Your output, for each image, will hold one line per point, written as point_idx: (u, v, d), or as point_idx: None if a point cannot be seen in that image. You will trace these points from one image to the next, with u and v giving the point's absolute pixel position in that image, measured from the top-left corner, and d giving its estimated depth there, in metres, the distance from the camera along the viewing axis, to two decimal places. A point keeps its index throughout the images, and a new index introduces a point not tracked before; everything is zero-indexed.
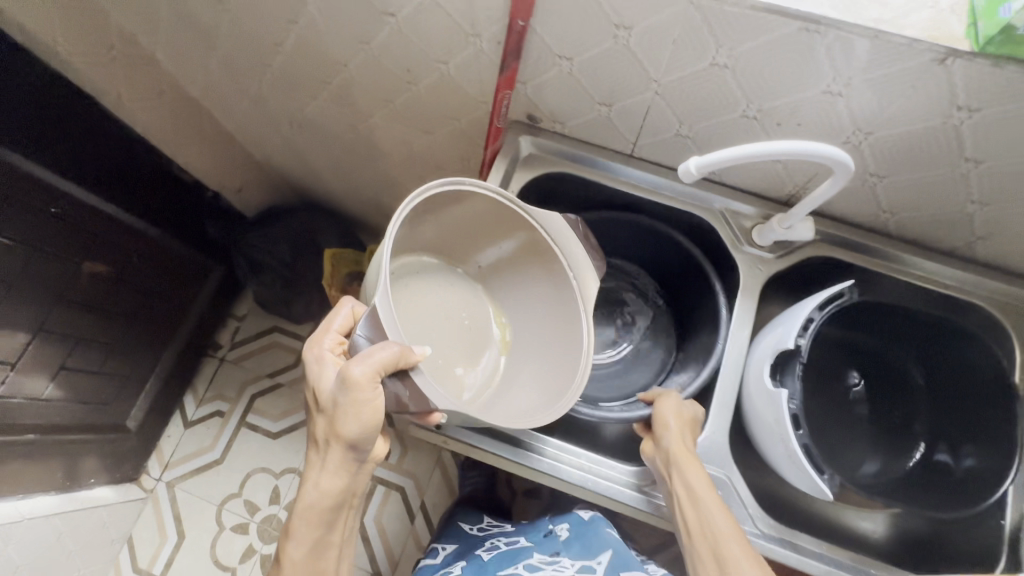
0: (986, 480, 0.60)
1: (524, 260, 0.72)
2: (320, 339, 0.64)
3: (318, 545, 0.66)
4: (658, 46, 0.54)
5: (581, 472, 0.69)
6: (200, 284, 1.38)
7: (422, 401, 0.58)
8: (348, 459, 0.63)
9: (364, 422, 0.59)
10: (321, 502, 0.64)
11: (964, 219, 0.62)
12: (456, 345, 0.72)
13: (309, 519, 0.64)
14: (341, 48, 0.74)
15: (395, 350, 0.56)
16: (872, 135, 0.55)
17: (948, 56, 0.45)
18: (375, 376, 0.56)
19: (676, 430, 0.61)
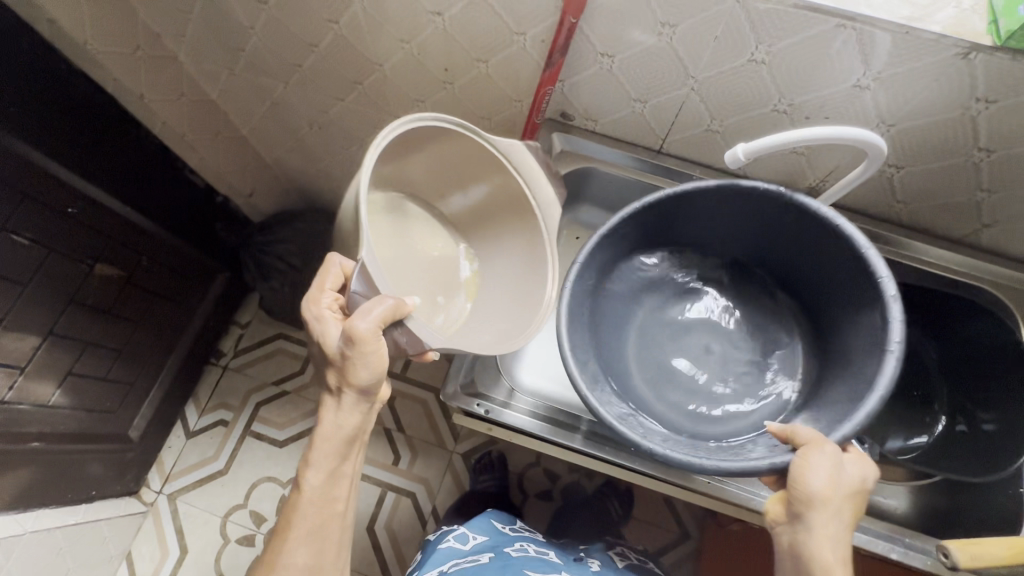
0: (1010, 441, 0.67)
1: (499, 204, 0.74)
2: (317, 298, 0.63)
3: (334, 474, 0.66)
4: (699, 43, 0.58)
5: (623, 456, 0.71)
6: (206, 289, 1.36)
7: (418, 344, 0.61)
8: (363, 403, 0.65)
9: (373, 371, 0.61)
10: (338, 428, 0.65)
11: (974, 207, 0.67)
12: (428, 277, 0.72)
13: (328, 449, 0.65)
14: (380, 47, 0.76)
15: (390, 304, 0.57)
16: (895, 127, 0.60)
17: (970, 51, 0.50)
18: (376, 330, 0.57)
19: (823, 513, 0.48)
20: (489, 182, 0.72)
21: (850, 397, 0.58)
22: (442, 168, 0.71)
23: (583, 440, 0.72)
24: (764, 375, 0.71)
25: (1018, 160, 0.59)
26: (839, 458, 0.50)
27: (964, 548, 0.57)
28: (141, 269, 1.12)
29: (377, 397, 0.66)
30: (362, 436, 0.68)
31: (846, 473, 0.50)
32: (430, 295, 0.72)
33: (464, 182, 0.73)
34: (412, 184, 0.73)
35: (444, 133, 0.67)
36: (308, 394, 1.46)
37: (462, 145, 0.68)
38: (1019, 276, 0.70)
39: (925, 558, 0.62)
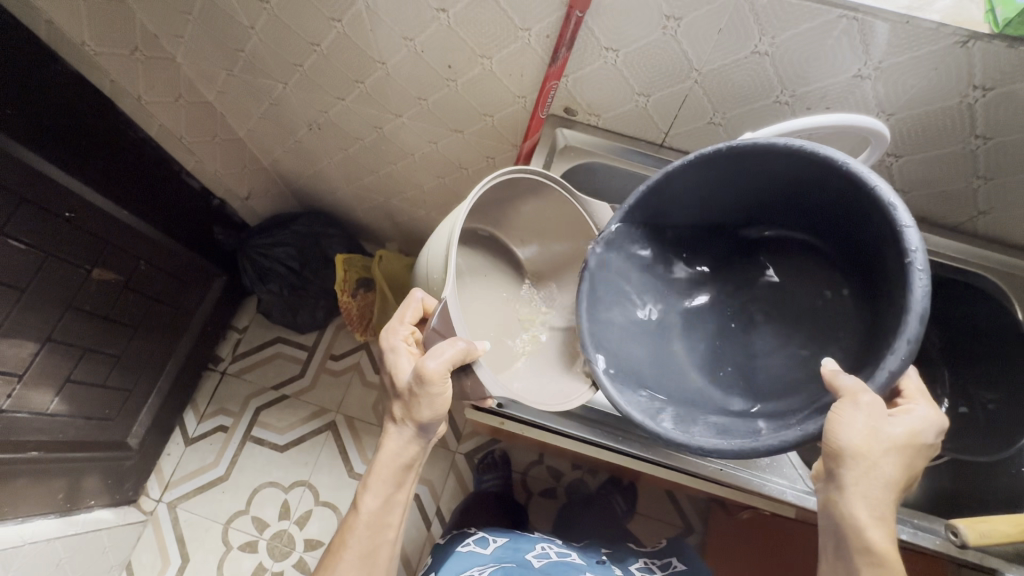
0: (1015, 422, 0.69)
1: (572, 248, 0.76)
2: (394, 330, 0.67)
3: (388, 501, 0.68)
4: (704, 35, 0.59)
5: (642, 444, 0.70)
6: (204, 293, 1.35)
7: (482, 390, 0.63)
8: (422, 438, 0.67)
9: (439, 410, 0.63)
10: (394, 463, 0.67)
11: (970, 195, 0.68)
12: (501, 328, 0.76)
13: (385, 474, 0.67)
14: (383, 46, 0.76)
15: (461, 347, 0.60)
16: (894, 116, 0.61)
17: (969, 39, 0.52)
18: (446, 373, 0.60)
19: (857, 465, 0.48)
20: (562, 228, 0.75)
21: (886, 336, 0.51)
22: (526, 212, 0.76)
23: (601, 434, 0.70)
24: (811, 337, 0.64)
25: (1012, 148, 0.61)
26: (878, 417, 0.48)
27: (972, 526, 0.58)
28: (138, 273, 1.11)
29: (435, 433, 0.68)
30: (417, 465, 0.70)
31: (881, 426, 0.48)
32: (501, 344, 0.75)
33: (547, 234, 0.77)
34: (498, 221, 0.79)
35: (531, 183, 0.70)
36: (310, 397, 1.45)
37: (540, 189, 0.71)
38: (1016, 261, 0.72)
39: (934, 538, 0.62)
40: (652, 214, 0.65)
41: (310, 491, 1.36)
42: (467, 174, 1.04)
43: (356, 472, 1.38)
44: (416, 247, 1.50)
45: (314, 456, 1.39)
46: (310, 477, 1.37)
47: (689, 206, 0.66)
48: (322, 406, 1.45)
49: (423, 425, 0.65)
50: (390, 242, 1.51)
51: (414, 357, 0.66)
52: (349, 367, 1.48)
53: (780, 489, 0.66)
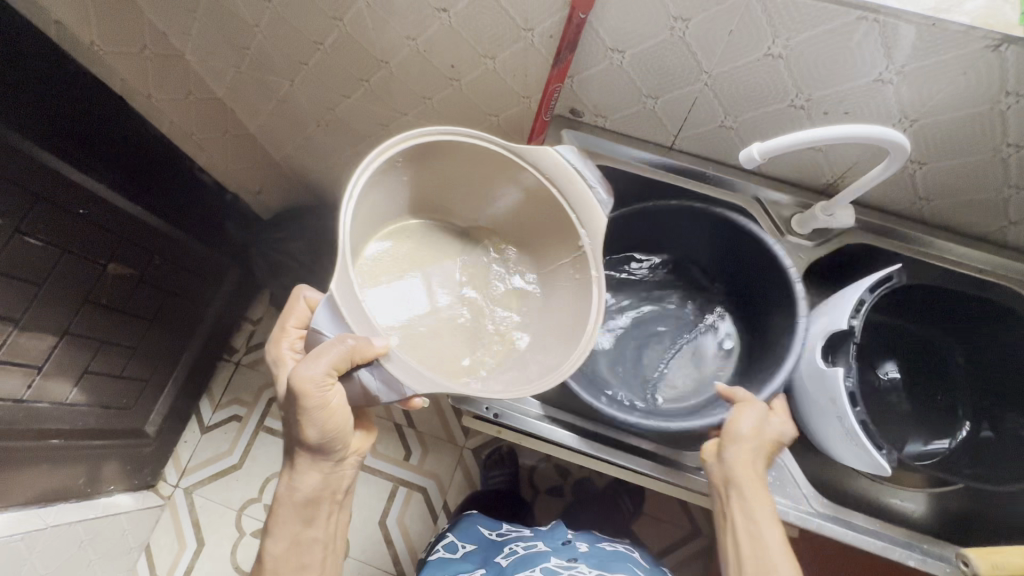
0: None
1: (535, 215, 0.68)
2: (280, 340, 0.70)
3: (299, 539, 0.69)
4: (715, 37, 0.56)
5: (627, 454, 0.69)
6: (218, 285, 1.37)
7: (394, 387, 0.57)
8: (320, 460, 0.68)
9: (328, 421, 0.62)
10: (307, 506, 0.69)
11: (1000, 204, 0.65)
12: (443, 323, 0.65)
13: (289, 512, 0.68)
14: (384, 44, 0.75)
15: (347, 345, 0.54)
16: (917, 122, 0.58)
17: (1002, 43, 0.48)
18: (331, 375, 0.56)
19: (744, 450, 0.60)
20: (526, 200, 0.66)
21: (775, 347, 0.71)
22: (467, 183, 0.66)
23: (597, 446, 0.70)
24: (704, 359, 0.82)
25: None
26: (763, 414, 0.61)
27: (985, 556, 0.56)
28: (154, 267, 1.13)
29: (335, 454, 0.68)
30: (328, 492, 0.70)
31: (764, 424, 0.61)
32: (448, 342, 0.64)
33: (512, 203, 0.68)
34: (450, 207, 0.69)
35: (492, 158, 0.63)
36: None
37: (485, 157, 0.63)
38: None
39: (944, 565, 0.60)
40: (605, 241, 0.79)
41: None
42: None
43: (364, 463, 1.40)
44: None
45: None
46: None
47: (624, 234, 0.80)
48: None
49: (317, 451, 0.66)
50: None
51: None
52: None
53: (784, 509, 0.62)
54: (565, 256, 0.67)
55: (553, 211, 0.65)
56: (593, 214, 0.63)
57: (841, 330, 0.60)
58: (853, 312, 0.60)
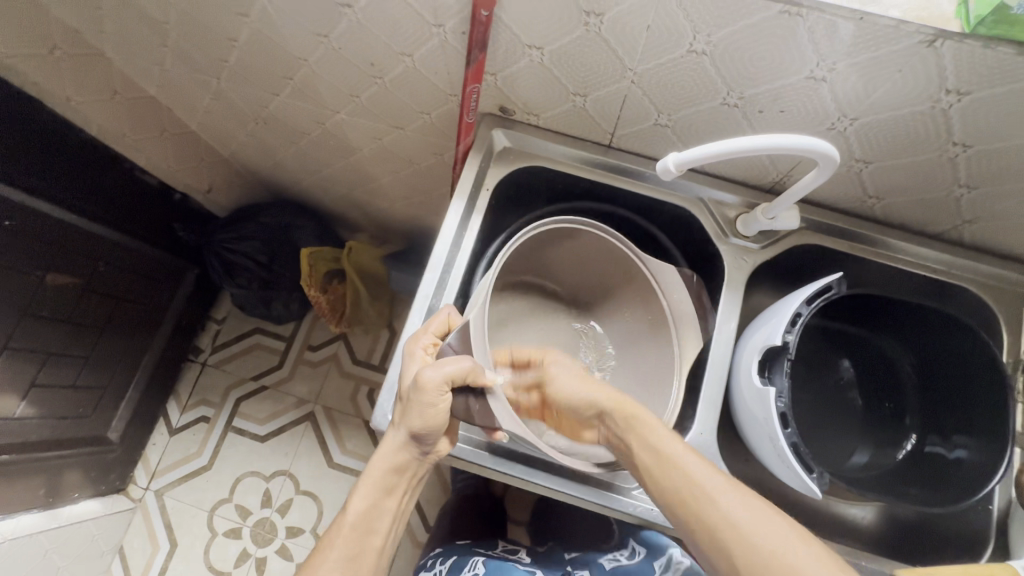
0: (977, 475, 0.57)
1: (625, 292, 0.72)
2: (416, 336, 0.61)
3: (377, 506, 0.62)
4: (632, 33, 0.51)
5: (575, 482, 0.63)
6: (174, 287, 1.33)
7: (488, 418, 0.57)
8: (412, 447, 0.61)
9: (430, 423, 0.57)
10: (402, 472, 0.62)
11: (952, 202, 0.61)
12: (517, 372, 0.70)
13: (373, 473, 0.62)
14: (297, 41, 0.70)
15: (465, 366, 0.55)
16: (857, 121, 0.53)
17: (937, 38, 0.43)
18: (447, 385, 0.55)
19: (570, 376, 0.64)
20: (622, 278, 0.71)
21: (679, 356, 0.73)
22: (575, 259, 0.72)
23: (523, 469, 0.63)
24: None
25: (997, 156, 0.52)
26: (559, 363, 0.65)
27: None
28: (100, 273, 1.09)
29: (431, 447, 0.61)
30: (410, 472, 0.63)
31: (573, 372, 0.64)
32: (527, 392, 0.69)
33: (597, 271, 0.73)
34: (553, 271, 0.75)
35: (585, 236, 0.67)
36: (288, 388, 1.46)
37: (598, 241, 0.67)
38: (1005, 276, 0.66)
39: None
40: (506, 203, 0.76)
41: (291, 481, 1.39)
42: (417, 168, 0.97)
43: (335, 461, 1.40)
44: (389, 234, 1.46)
45: (294, 446, 1.41)
46: (290, 466, 1.40)
47: (521, 201, 0.77)
48: (302, 397, 1.46)
49: (418, 435, 0.59)
50: (363, 229, 1.47)
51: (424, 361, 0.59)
52: (326, 358, 1.49)
53: None
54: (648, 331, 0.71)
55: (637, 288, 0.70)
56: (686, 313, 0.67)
57: (775, 345, 0.57)
58: (788, 326, 0.57)
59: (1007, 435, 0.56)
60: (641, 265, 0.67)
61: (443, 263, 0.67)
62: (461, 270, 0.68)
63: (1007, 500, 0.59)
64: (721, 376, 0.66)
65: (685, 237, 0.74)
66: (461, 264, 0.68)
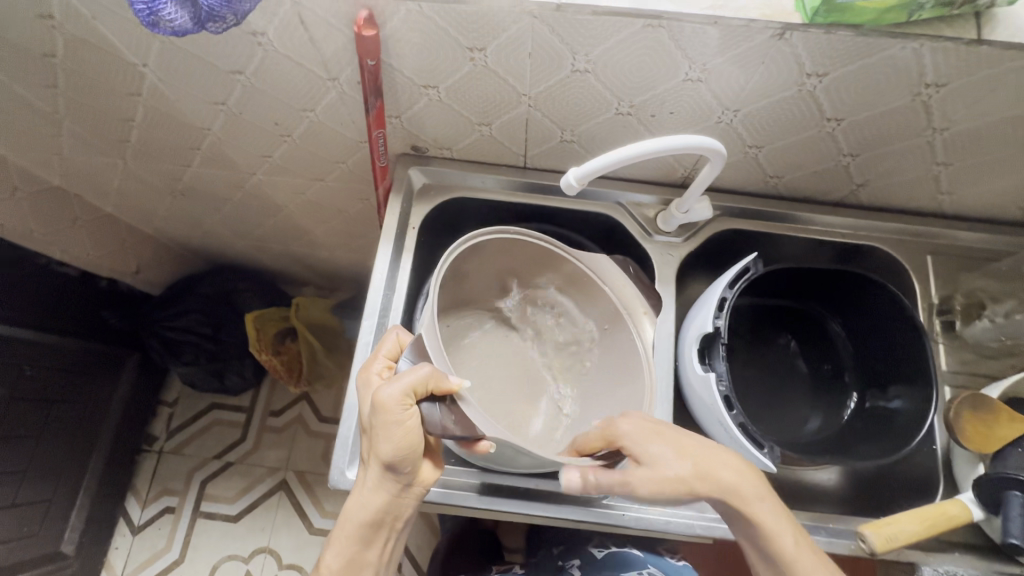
0: (912, 421, 0.61)
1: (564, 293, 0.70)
2: (368, 365, 0.58)
3: (356, 558, 0.58)
4: (516, 60, 0.53)
5: (542, 504, 0.62)
6: (114, 378, 1.25)
7: (471, 427, 0.52)
8: (389, 482, 0.55)
9: (401, 450, 0.52)
10: (387, 513, 0.57)
11: (843, 171, 0.65)
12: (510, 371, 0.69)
13: (344, 527, 0.57)
14: (196, 112, 0.69)
15: (423, 372, 0.51)
16: (740, 112, 0.56)
17: (784, 30, 0.46)
18: (409, 399, 0.51)
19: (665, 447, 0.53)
20: (559, 277, 0.69)
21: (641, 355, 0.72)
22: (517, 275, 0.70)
23: (491, 499, 0.62)
24: None
25: (867, 126, 0.57)
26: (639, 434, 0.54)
27: (878, 530, 0.55)
28: (26, 380, 1.02)
29: (409, 477, 0.56)
30: (392, 513, 0.57)
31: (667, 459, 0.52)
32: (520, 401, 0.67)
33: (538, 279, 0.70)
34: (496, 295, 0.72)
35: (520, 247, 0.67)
36: (256, 460, 1.40)
37: (529, 249, 0.68)
38: (906, 228, 0.71)
39: (849, 543, 0.59)
40: (439, 234, 0.76)
41: (272, 556, 1.32)
42: (348, 216, 0.97)
43: (315, 526, 1.34)
44: (335, 283, 1.42)
45: (270, 519, 1.35)
46: (269, 541, 1.33)
47: (453, 230, 0.78)
48: (271, 466, 1.40)
49: (393, 466, 0.53)
50: (309, 283, 1.43)
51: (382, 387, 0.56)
52: (290, 421, 1.43)
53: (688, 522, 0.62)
54: (595, 316, 0.69)
55: (566, 277, 0.69)
56: (630, 293, 0.67)
57: (708, 332, 0.59)
58: (717, 313, 0.59)
59: (930, 377, 0.60)
60: (570, 259, 0.67)
61: (380, 309, 0.67)
62: (400, 311, 0.67)
63: (947, 438, 0.63)
64: (669, 371, 0.66)
65: (615, 242, 0.76)
66: (399, 307, 0.68)
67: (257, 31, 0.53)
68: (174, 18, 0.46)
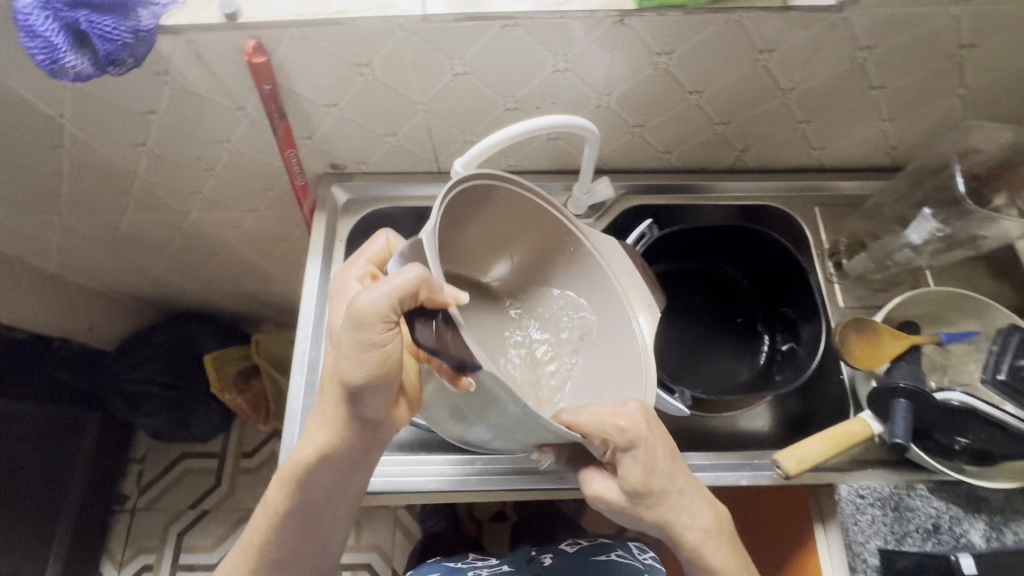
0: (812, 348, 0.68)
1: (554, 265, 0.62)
2: (347, 267, 0.57)
3: (306, 498, 0.54)
4: (400, 70, 0.58)
5: (486, 478, 0.65)
6: (79, 440, 1.24)
7: (465, 354, 0.45)
8: (353, 409, 0.50)
9: (373, 366, 0.46)
10: (342, 460, 0.52)
11: (722, 138, 0.72)
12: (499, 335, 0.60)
13: (299, 460, 0.53)
14: (121, 157, 0.73)
15: (412, 275, 0.43)
16: (613, 95, 0.63)
17: (622, 16, 0.53)
18: (391, 308, 0.43)
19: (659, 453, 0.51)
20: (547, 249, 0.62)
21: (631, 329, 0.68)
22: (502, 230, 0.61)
23: (438, 480, 0.65)
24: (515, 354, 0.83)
25: (725, 95, 0.64)
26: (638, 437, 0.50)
27: (790, 455, 0.59)
28: None
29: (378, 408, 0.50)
30: (353, 448, 0.52)
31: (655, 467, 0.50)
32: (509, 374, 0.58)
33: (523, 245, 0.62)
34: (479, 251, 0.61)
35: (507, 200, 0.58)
36: (232, 504, 1.39)
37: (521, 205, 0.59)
38: (793, 184, 0.78)
39: (770, 474, 0.64)
40: None
41: None
42: (289, 243, 1.00)
43: None
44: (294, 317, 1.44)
45: None
46: None
47: None
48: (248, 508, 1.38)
49: (355, 396, 0.48)
50: (268, 320, 1.44)
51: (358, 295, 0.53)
52: (263, 461, 1.42)
53: None
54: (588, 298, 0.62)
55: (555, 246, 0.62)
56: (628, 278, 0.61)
57: None
58: None
59: (815, 304, 0.69)
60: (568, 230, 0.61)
61: (315, 318, 0.70)
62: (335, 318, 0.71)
63: None
64: None
65: None
66: None
67: (160, 71, 0.58)
68: (75, 64, 0.50)
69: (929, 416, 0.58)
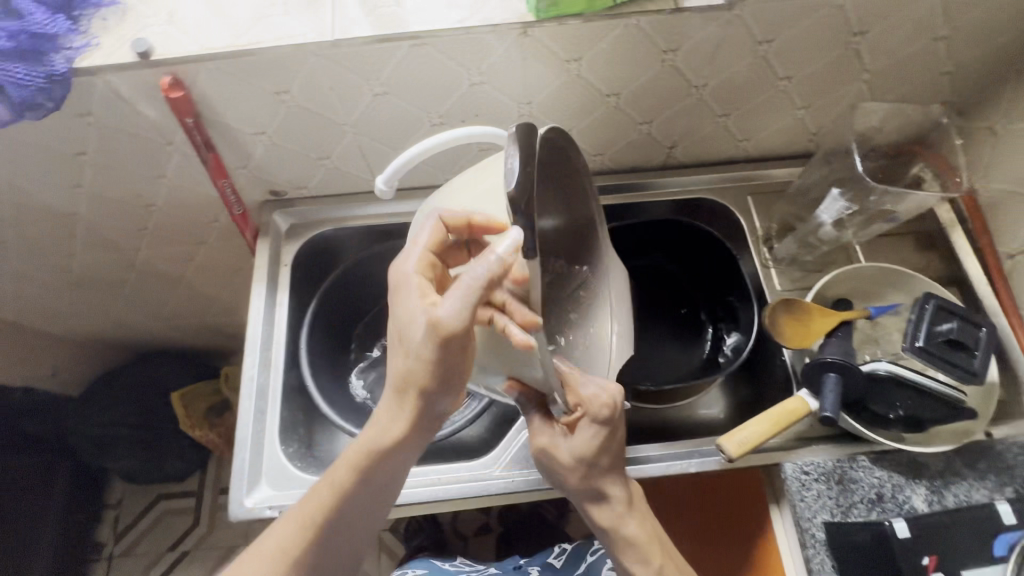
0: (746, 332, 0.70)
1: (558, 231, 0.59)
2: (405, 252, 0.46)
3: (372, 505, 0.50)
4: (321, 94, 0.60)
5: (433, 487, 0.65)
6: (47, 490, 1.21)
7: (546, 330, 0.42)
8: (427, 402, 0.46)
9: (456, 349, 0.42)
10: (395, 473, 0.49)
11: (649, 137, 0.74)
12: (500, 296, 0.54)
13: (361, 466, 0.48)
14: (57, 200, 0.73)
15: (507, 251, 0.39)
16: (533, 103, 0.65)
17: (525, 27, 0.55)
18: (485, 287, 0.40)
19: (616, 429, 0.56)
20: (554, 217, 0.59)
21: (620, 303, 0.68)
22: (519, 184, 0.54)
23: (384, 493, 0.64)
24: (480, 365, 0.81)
25: (641, 95, 0.66)
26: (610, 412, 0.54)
27: (730, 438, 0.60)
28: None
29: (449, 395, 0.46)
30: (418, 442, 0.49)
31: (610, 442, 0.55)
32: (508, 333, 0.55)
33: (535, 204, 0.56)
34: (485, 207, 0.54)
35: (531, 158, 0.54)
36: (211, 542, 1.36)
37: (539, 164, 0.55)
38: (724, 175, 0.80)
39: (716, 458, 0.65)
40: (317, 269, 0.81)
41: None
42: (245, 272, 1.00)
43: None
44: None
45: None
46: None
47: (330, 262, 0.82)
48: (229, 545, 1.36)
49: (429, 400, 0.46)
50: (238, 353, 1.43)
51: (426, 298, 0.44)
52: None
53: None
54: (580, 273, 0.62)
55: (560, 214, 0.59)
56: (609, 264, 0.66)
57: None
58: None
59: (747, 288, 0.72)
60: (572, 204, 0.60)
61: (261, 343, 0.71)
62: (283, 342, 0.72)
63: None
64: None
65: None
66: (280, 338, 0.72)
67: (83, 112, 0.59)
68: None
69: (857, 389, 0.60)
